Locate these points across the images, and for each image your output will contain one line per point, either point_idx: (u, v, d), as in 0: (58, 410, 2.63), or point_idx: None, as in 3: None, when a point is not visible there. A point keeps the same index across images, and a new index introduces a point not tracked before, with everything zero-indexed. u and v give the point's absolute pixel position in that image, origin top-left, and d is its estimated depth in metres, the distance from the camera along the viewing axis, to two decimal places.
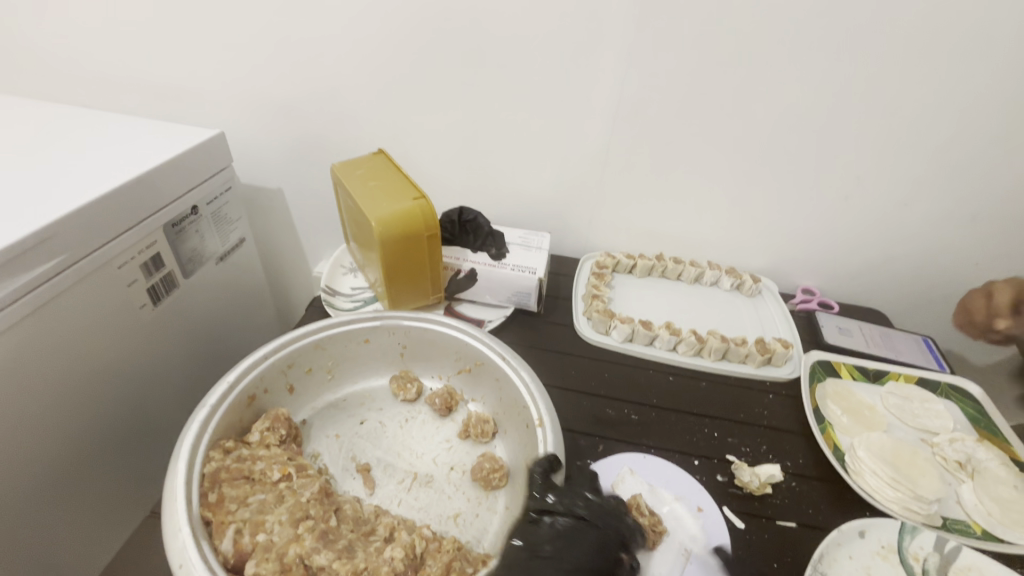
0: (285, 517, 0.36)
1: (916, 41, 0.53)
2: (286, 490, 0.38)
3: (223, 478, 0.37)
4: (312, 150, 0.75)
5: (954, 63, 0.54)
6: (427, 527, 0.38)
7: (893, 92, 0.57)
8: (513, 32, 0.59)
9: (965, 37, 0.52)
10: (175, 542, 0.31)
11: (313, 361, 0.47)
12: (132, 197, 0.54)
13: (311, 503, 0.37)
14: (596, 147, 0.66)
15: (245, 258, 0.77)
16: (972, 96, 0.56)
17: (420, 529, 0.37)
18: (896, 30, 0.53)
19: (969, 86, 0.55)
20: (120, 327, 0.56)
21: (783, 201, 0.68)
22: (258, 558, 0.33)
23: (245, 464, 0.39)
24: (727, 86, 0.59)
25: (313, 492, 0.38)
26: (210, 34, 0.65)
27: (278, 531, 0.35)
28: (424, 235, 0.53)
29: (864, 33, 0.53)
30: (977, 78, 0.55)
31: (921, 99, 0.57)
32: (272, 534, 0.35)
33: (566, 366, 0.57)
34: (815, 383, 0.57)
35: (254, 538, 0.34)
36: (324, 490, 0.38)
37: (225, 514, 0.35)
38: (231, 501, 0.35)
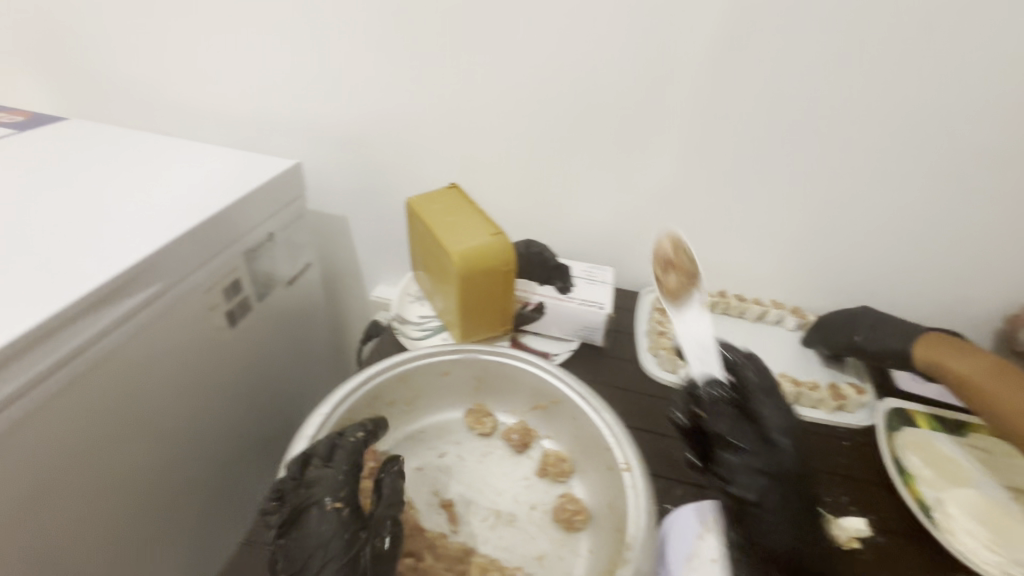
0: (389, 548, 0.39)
1: (993, 85, 0.53)
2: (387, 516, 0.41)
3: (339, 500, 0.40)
4: (379, 180, 0.77)
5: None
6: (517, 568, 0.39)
7: (968, 135, 0.57)
8: (584, 73, 0.62)
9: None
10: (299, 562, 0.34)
11: (395, 393, 0.49)
12: (220, 226, 0.57)
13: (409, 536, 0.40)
14: (661, 184, 0.67)
15: (310, 282, 0.80)
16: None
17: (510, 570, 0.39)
18: (971, 75, 0.53)
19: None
20: (201, 349, 0.59)
21: (851, 243, 0.67)
22: None
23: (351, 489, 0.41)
24: (795, 128, 0.60)
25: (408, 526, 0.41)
26: (294, 71, 0.70)
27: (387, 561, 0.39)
28: (500, 270, 0.54)
29: (937, 78, 0.54)
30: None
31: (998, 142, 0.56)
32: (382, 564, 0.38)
33: (635, 405, 0.57)
34: (892, 432, 0.55)
35: None
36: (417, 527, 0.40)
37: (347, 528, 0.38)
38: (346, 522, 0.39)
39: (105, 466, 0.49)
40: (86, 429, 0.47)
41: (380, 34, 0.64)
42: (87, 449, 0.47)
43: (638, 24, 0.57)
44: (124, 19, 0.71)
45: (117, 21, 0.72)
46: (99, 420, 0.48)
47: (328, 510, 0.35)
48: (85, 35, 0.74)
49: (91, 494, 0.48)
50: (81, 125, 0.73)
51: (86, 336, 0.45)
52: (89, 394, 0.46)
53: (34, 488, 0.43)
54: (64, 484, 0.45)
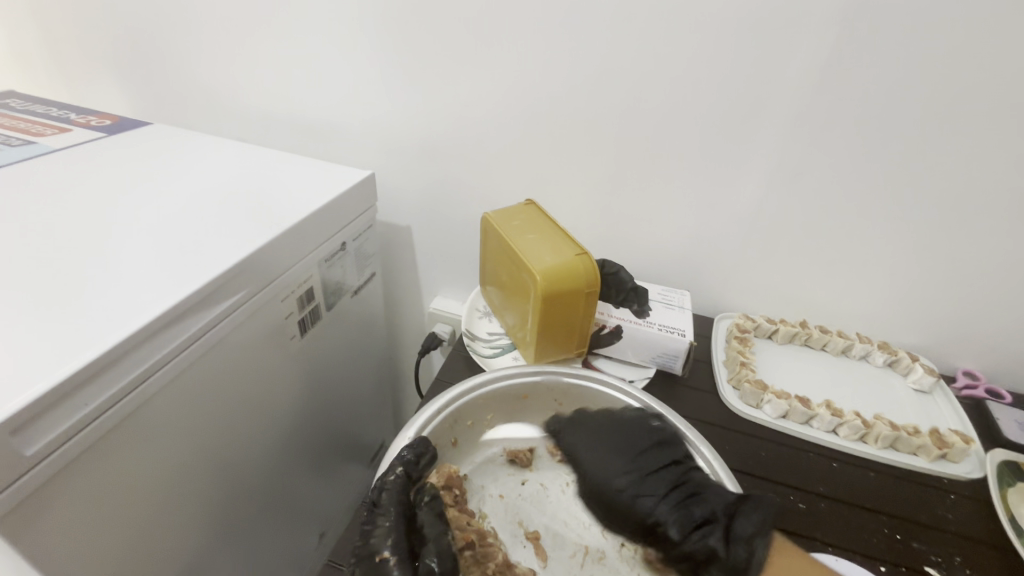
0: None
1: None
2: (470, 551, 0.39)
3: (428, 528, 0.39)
4: (448, 193, 0.77)
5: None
6: None
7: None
8: (675, 92, 0.59)
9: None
10: None
11: (474, 415, 0.47)
12: (298, 235, 0.57)
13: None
14: (743, 207, 0.65)
15: (373, 292, 0.80)
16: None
17: None
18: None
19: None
20: (274, 357, 0.59)
21: (951, 279, 0.62)
22: None
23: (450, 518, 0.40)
24: (902, 154, 0.56)
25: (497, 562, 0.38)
26: (375, 82, 0.70)
27: None
28: (583, 290, 0.52)
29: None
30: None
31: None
32: None
33: (717, 439, 0.54)
34: (1005, 488, 0.50)
35: None
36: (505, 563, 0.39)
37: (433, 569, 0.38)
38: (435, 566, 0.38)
39: (178, 474, 0.49)
40: (166, 436, 0.47)
41: (467, 48, 0.64)
42: (165, 456, 0.47)
43: (734, 44, 0.55)
44: (215, 28, 0.73)
45: (208, 30, 0.74)
46: (178, 427, 0.48)
47: (379, 561, 0.33)
48: (176, 42, 0.77)
49: (164, 501, 0.48)
50: (168, 129, 0.75)
51: (174, 345, 0.45)
52: (173, 402, 0.47)
53: (117, 494, 0.43)
54: (143, 490, 0.46)
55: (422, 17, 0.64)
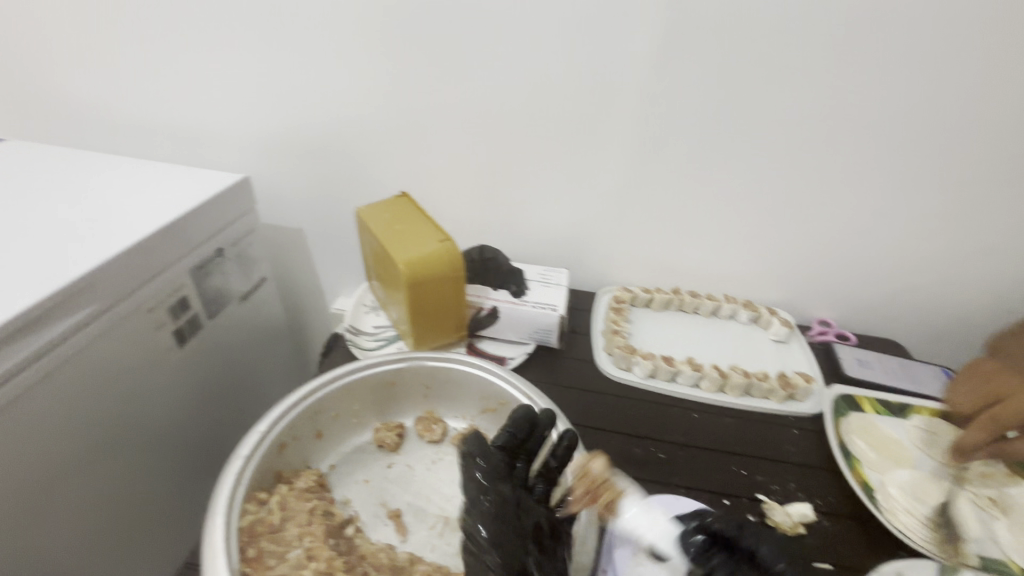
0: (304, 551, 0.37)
1: (933, 76, 0.55)
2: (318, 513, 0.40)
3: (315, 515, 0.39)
4: (333, 191, 0.77)
5: (973, 96, 0.56)
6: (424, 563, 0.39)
7: (910, 125, 0.58)
8: (537, 78, 0.62)
9: (983, 71, 0.54)
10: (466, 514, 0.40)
11: (339, 406, 0.48)
12: (162, 243, 0.56)
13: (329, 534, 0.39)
14: (610, 185, 0.68)
15: (266, 297, 0.78)
16: (995, 126, 0.57)
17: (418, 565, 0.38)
18: (913, 66, 0.55)
19: (990, 117, 0.56)
20: (148, 371, 0.57)
21: (797, 237, 0.69)
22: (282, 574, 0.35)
23: (299, 504, 0.40)
24: (743, 125, 0.61)
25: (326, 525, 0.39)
26: (245, 83, 0.69)
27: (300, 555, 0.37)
28: (449, 276, 0.54)
29: (879, 71, 0.56)
30: (1000, 107, 0.56)
31: (940, 133, 0.58)
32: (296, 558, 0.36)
33: (590, 404, 0.57)
34: (839, 418, 0.57)
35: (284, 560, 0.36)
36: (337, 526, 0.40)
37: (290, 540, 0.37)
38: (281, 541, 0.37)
39: (52, 492, 0.48)
40: (30, 452, 0.45)
41: (333, 43, 0.64)
42: (29, 476, 0.45)
43: (578, 31, 0.58)
44: (60, 33, 0.69)
45: (55, 35, 0.69)
46: (39, 447, 0.46)
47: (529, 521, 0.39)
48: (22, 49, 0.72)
49: (23, 534, 0.46)
50: (22, 144, 0.70)
51: (26, 355, 0.44)
52: (24, 424, 0.44)
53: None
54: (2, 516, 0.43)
55: (282, 13, 0.63)
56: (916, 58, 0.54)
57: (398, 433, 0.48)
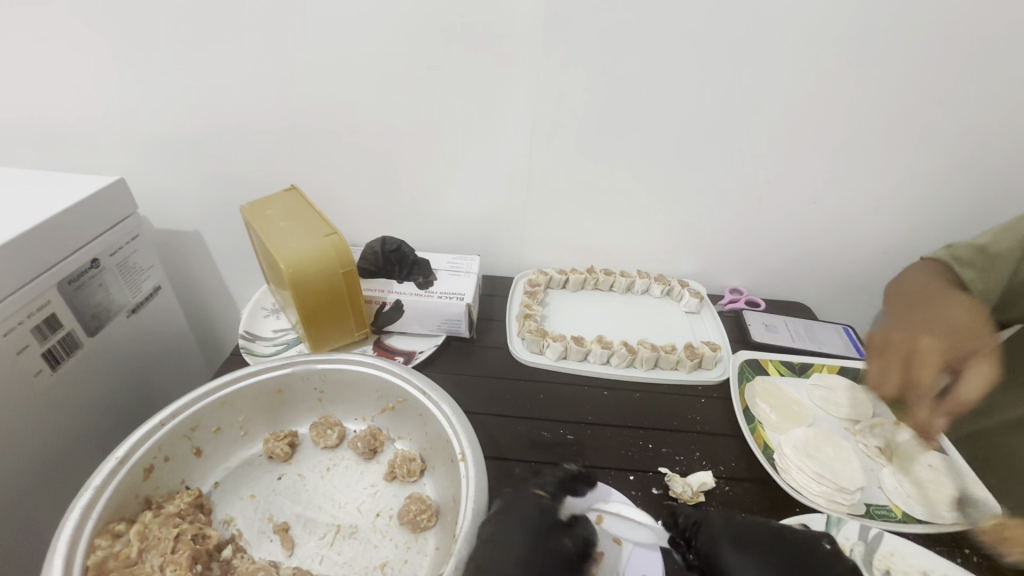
0: None
1: (814, 41, 0.56)
2: (193, 533, 0.38)
3: (183, 538, 0.37)
4: (227, 190, 0.72)
5: (853, 62, 0.57)
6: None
7: (799, 92, 0.59)
8: (428, 56, 0.59)
9: (857, 35, 0.55)
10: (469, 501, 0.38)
11: (220, 420, 0.44)
12: (16, 257, 0.50)
13: (199, 557, 0.36)
14: (515, 167, 0.67)
15: (162, 308, 0.73)
16: (874, 91, 0.59)
17: None
18: (795, 33, 0.55)
19: (870, 82, 0.58)
20: (14, 402, 0.51)
21: (704, 208, 0.70)
22: None
23: (167, 530, 0.37)
24: (640, 99, 0.61)
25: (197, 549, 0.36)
26: (106, 76, 0.61)
27: None
28: (339, 272, 0.51)
29: (763, 38, 0.56)
30: (878, 72, 0.57)
31: (826, 100, 0.60)
32: None
33: (500, 391, 0.56)
34: (744, 383, 0.58)
35: None
36: (213, 547, 0.38)
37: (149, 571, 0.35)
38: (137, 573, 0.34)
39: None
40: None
41: (201, 27, 0.58)
42: None
43: (461, 7, 0.56)
44: None
45: None
46: None
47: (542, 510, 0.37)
48: None
49: None
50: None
51: None
52: None
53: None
54: None
55: None
56: (799, 26, 0.55)
57: (289, 442, 0.46)
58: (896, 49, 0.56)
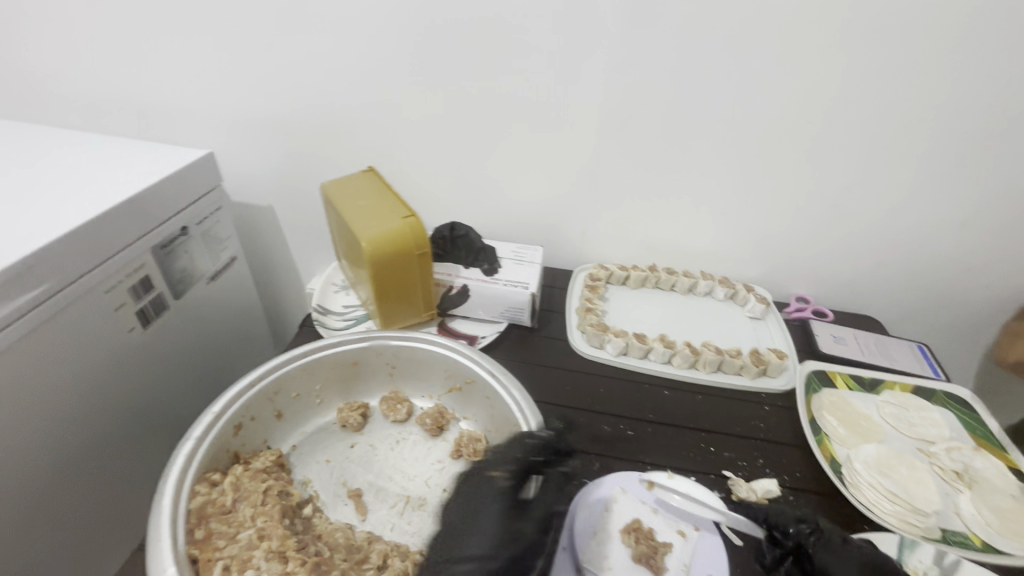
0: (255, 531, 0.37)
1: (914, 44, 0.53)
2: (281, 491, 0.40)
3: (271, 493, 0.39)
4: (303, 168, 0.75)
5: (953, 68, 0.54)
6: (384, 542, 0.38)
7: (891, 96, 0.57)
8: (507, 46, 0.60)
9: (962, 39, 0.52)
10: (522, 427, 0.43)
11: (300, 386, 0.47)
12: (118, 222, 0.54)
13: (285, 514, 0.38)
14: (584, 160, 0.67)
15: (237, 278, 0.77)
16: (976, 99, 0.56)
17: (378, 544, 0.38)
18: (893, 34, 0.53)
19: (971, 88, 0.55)
20: (111, 354, 0.55)
21: (775, 212, 0.68)
22: (228, 554, 0.35)
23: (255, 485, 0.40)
24: (719, 96, 0.59)
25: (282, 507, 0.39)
26: (202, 54, 0.65)
27: (252, 535, 0.36)
28: (414, 253, 0.52)
29: (858, 39, 0.53)
30: (983, 78, 0.54)
31: (920, 106, 0.57)
32: (248, 538, 0.36)
33: (561, 381, 0.57)
34: (810, 394, 0.57)
35: (234, 540, 0.36)
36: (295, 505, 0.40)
37: (241, 522, 0.37)
38: (233, 522, 0.37)
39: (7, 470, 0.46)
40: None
41: (291, 12, 0.60)
42: None
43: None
44: None
45: None
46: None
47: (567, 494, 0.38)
48: None
49: None
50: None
51: None
52: None
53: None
54: None
55: None
56: (898, 25, 0.52)
57: (362, 412, 0.48)
58: (1005, 55, 0.52)
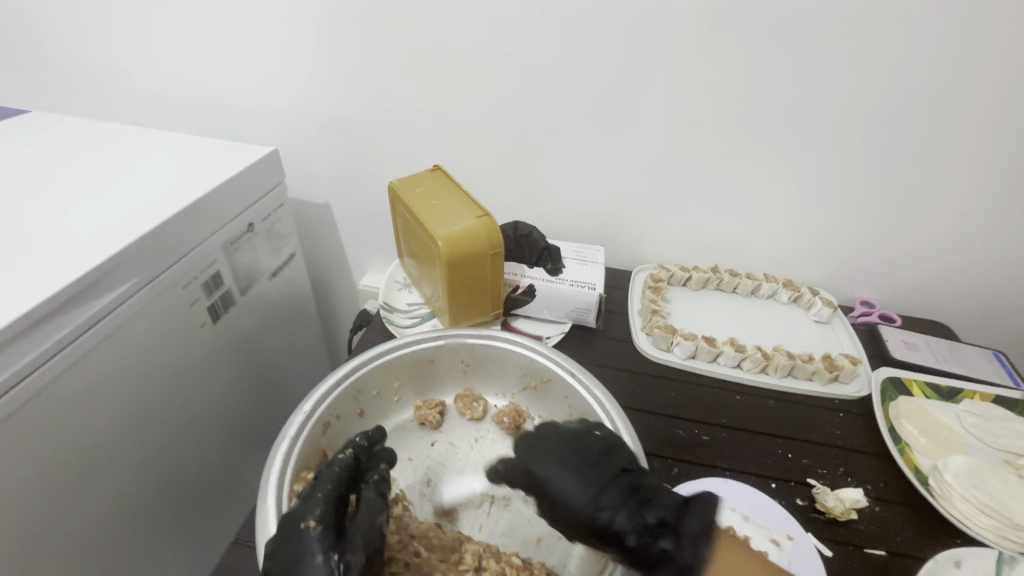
0: None
1: (1003, 42, 0.51)
2: None
3: None
4: (360, 165, 0.75)
5: None
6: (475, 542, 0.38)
7: (979, 93, 0.54)
8: (574, 44, 0.59)
9: None
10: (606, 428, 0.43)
11: (380, 384, 0.47)
12: (194, 219, 0.55)
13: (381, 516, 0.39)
14: (647, 160, 0.66)
15: (295, 274, 0.78)
16: None
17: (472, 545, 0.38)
18: (981, 32, 0.51)
19: None
20: (186, 349, 0.57)
21: (843, 214, 0.66)
22: None
23: None
24: (793, 96, 0.58)
25: None
26: (267, 53, 0.66)
27: None
28: (488, 253, 0.52)
29: (943, 36, 0.52)
30: None
31: (1006, 105, 0.55)
32: None
33: (629, 384, 0.56)
34: (887, 402, 0.55)
35: None
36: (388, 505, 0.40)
37: None
38: None
39: (99, 461, 0.48)
40: (79, 422, 0.45)
41: (357, 10, 0.61)
42: (80, 455, 0.46)
43: None
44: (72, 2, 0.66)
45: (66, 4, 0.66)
46: (87, 427, 0.46)
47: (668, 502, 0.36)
48: (21, 15, 0.68)
49: (79, 509, 0.46)
50: (32, 114, 0.68)
51: (67, 333, 0.43)
52: (69, 406, 0.44)
53: (22, 482, 0.41)
54: (61, 493, 0.45)
55: None
56: (988, 22, 0.50)
57: (439, 411, 0.48)
58: None
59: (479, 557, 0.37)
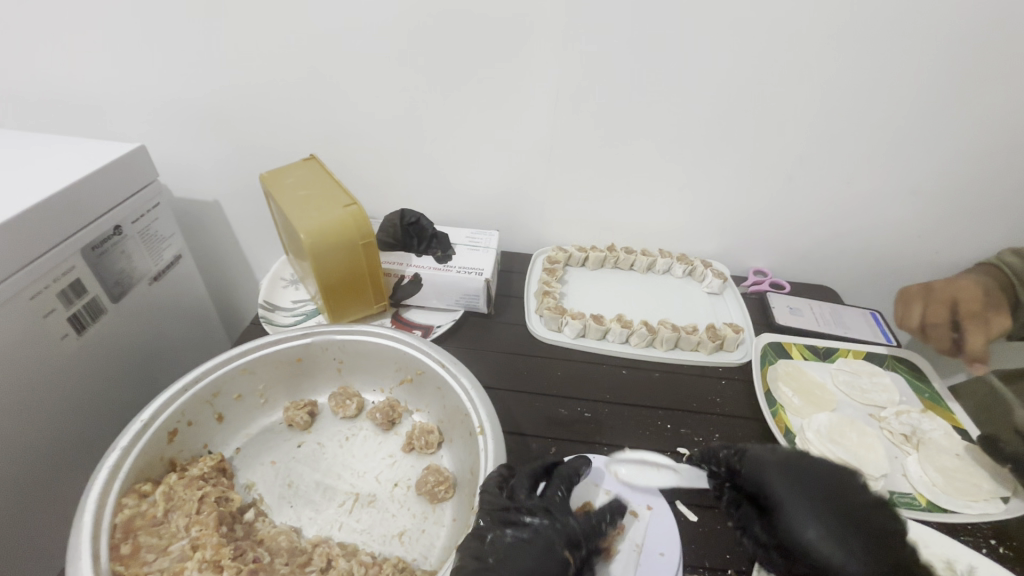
0: (187, 543, 0.35)
1: (860, 11, 0.52)
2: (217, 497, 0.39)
3: (207, 500, 0.38)
4: (247, 160, 0.71)
5: (901, 33, 0.53)
6: (327, 543, 0.37)
7: (843, 63, 0.56)
8: (449, 24, 0.57)
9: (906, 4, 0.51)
10: (473, 415, 0.43)
11: (242, 387, 0.45)
12: (38, 222, 0.50)
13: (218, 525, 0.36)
14: (537, 141, 0.65)
15: (184, 277, 0.74)
16: (922, 66, 0.55)
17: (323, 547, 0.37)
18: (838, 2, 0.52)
19: (918, 55, 0.54)
20: (41, 363, 0.52)
21: (732, 187, 0.68)
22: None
23: (191, 493, 0.38)
24: (669, 71, 0.58)
25: (214, 517, 0.37)
26: (124, 41, 0.61)
27: (180, 556, 0.35)
28: (358, 243, 0.50)
29: (804, 7, 0.52)
30: (930, 45, 0.54)
31: (868, 74, 0.56)
32: (175, 559, 0.35)
33: (517, 367, 0.56)
34: (767, 366, 0.57)
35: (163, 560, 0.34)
36: (231, 512, 0.38)
37: (171, 537, 0.36)
38: (148, 551, 0.34)
39: None
40: None
41: None
42: None
43: None
44: None
45: None
46: None
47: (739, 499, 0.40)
48: None
49: None
50: None
51: None
52: None
53: None
54: None
55: None
56: None
57: (309, 411, 0.46)
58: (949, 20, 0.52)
59: (331, 558, 0.36)
